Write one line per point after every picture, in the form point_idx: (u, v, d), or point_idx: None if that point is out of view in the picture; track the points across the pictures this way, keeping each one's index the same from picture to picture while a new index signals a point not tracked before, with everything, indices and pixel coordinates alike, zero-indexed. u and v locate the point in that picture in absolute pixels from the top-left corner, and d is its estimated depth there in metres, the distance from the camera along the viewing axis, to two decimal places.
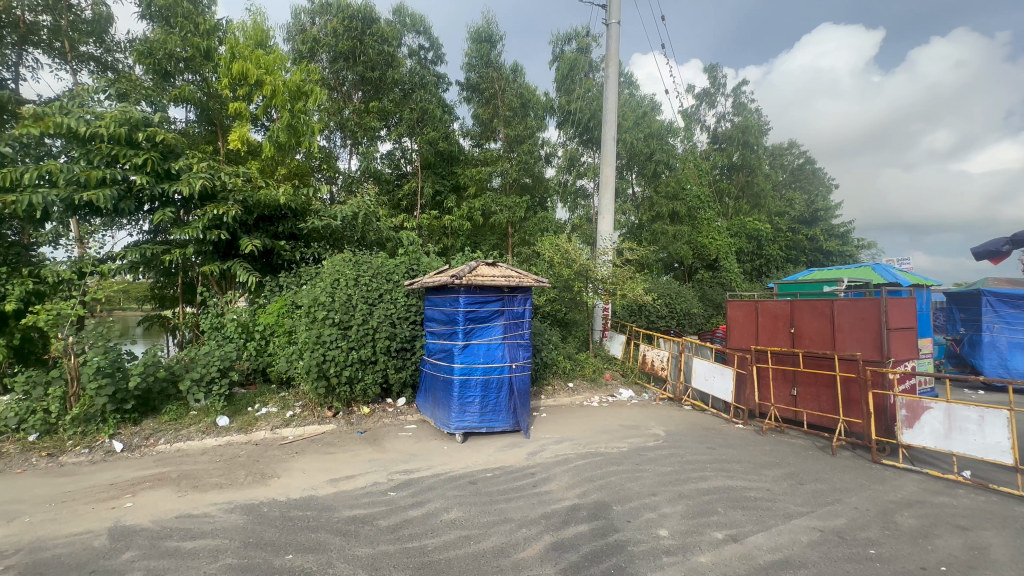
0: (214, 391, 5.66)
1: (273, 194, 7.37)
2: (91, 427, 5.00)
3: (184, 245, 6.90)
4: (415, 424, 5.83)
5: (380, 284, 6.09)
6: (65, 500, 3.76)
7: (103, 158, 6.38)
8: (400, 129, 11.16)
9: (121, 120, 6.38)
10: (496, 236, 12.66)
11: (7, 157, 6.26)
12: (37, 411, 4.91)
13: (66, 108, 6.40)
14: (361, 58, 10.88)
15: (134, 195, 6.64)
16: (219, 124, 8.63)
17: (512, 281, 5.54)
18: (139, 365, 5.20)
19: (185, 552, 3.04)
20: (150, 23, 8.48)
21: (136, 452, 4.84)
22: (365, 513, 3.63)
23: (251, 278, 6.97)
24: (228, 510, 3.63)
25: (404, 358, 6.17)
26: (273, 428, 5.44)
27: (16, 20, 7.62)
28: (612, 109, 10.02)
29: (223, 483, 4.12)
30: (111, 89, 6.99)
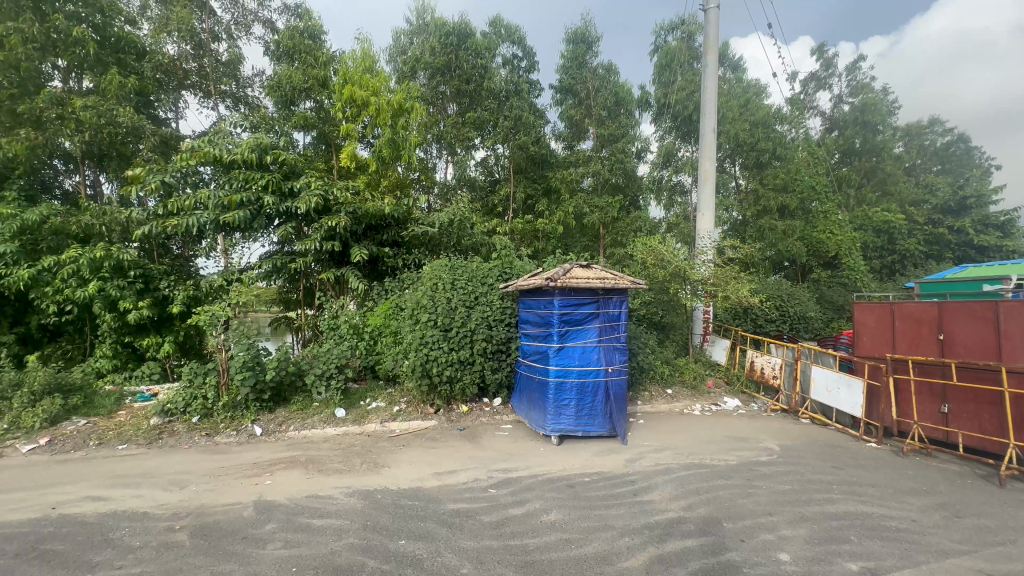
0: (333, 384, 6.27)
1: (379, 206, 8.00)
2: (237, 413, 5.79)
3: (305, 255, 7.70)
4: (511, 424, 5.95)
5: (475, 287, 6.32)
6: (220, 474, 4.40)
7: (242, 181, 7.37)
8: (494, 137, 11.59)
9: (254, 147, 7.38)
10: (587, 238, 12.54)
11: (172, 185, 7.50)
12: (198, 397, 5.75)
13: (215, 141, 7.55)
14: (456, 72, 11.41)
15: (265, 213, 7.59)
16: (332, 144, 9.54)
17: (608, 283, 5.44)
18: (273, 360, 5.94)
19: (314, 528, 3.40)
20: (278, 61, 9.70)
21: (272, 436, 5.52)
22: (468, 508, 3.77)
23: (361, 284, 7.66)
24: (348, 494, 4.00)
25: (500, 359, 6.31)
26: (383, 421, 5.88)
27: (176, 69, 9.16)
28: (713, 99, 9.42)
29: (342, 469, 4.53)
30: (247, 122, 8.10)
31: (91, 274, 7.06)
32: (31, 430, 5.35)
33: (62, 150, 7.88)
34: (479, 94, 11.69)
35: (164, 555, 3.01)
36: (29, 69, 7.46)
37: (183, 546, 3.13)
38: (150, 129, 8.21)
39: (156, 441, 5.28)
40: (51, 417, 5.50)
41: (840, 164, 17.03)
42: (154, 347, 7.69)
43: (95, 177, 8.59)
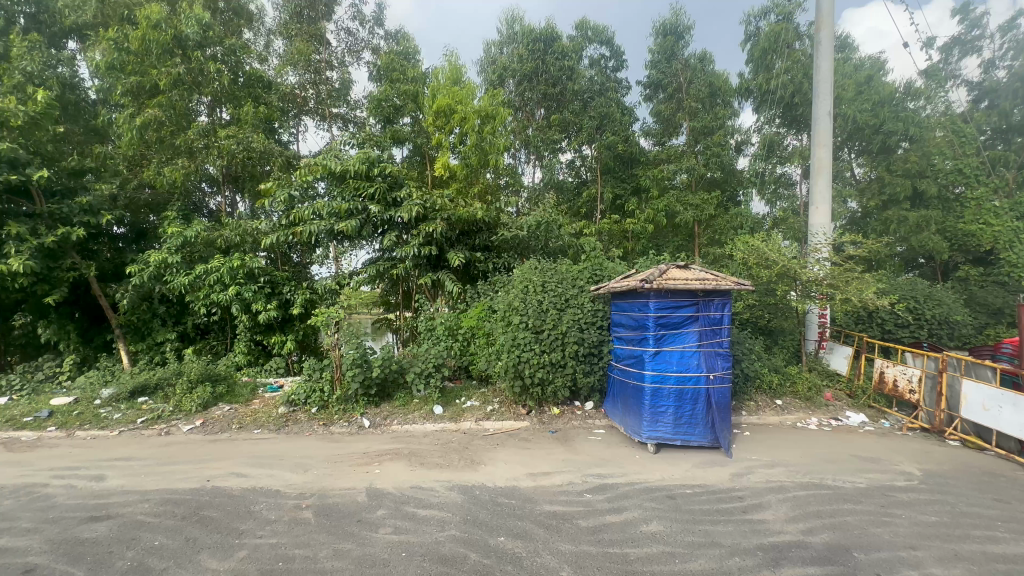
0: (431, 382, 6.60)
1: (471, 211, 8.32)
2: (349, 406, 6.33)
3: (405, 260, 8.22)
4: (604, 429, 5.83)
5: (566, 290, 6.28)
6: (337, 460, 4.84)
7: (351, 194, 8.06)
8: (581, 138, 11.54)
9: (362, 161, 8.05)
10: (679, 238, 11.93)
11: (293, 201, 8.44)
12: (317, 390, 6.38)
13: (328, 158, 8.38)
14: (542, 77, 11.54)
15: (370, 222, 8.22)
16: (426, 154, 9.99)
17: (708, 285, 5.11)
18: (379, 359, 6.41)
19: (420, 517, 3.60)
20: (379, 83, 10.52)
21: (378, 428, 5.95)
22: (565, 511, 3.76)
23: (456, 287, 8.00)
24: (448, 487, 4.19)
25: (592, 363, 6.19)
26: (477, 420, 6.07)
27: (297, 97, 10.39)
28: (826, 79, 8.49)
29: (442, 464, 4.76)
30: (355, 140, 8.88)
31: (230, 280, 8.16)
32: (189, 412, 6.31)
33: (209, 174, 9.22)
34: (566, 96, 11.72)
35: (294, 530, 3.38)
36: (184, 108, 8.82)
37: (309, 523, 3.49)
38: (277, 152, 9.35)
39: (284, 427, 5.96)
40: (203, 402, 6.45)
41: (993, 142, 14.43)
42: (280, 345, 8.70)
43: (233, 197, 9.93)
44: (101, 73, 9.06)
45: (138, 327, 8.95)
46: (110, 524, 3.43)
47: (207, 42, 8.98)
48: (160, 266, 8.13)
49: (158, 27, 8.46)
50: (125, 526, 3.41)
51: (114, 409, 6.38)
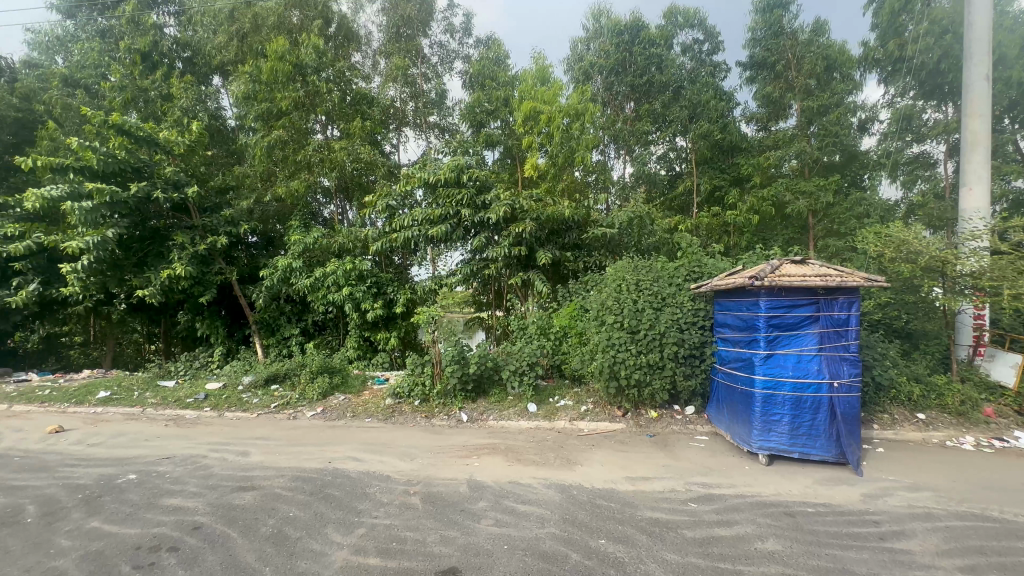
0: (525, 380, 6.68)
1: (561, 210, 8.28)
2: (448, 400, 6.64)
3: (497, 261, 8.43)
4: (707, 436, 5.49)
5: (663, 288, 6.01)
6: (439, 451, 5.10)
7: (446, 198, 8.42)
8: (673, 129, 10.96)
9: (453, 168, 8.38)
10: (790, 230, 10.83)
11: (394, 207, 9.05)
12: (419, 383, 6.78)
13: (424, 166, 8.87)
14: (631, 68, 11.19)
15: (464, 225, 8.51)
16: (515, 157, 10.14)
17: (831, 282, 4.58)
18: (475, 356, 6.65)
19: (520, 513, 3.66)
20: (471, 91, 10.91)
21: (475, 423, 6.16)
22: (668, 519, 3.60)
23: (546, 287, 8.01)
24: (546, 485, 4.21)
25: (693, 365, 5.85)
26: (571, 420, 6.03)
27: (397, 110, 11.17)
28: (981, 36, 7.18)
29: (538, 461, 4.81)
30: (448, 148, 9.27)
31: (344, 282, 8.99)
32: (311, 400, 7.06)
33: (323, 186, 10.23)
34: (657, 86, 11.26)
35: (404, 514, 3.62)
36: (303, 128, 9.87)
37: (417, 509, 3.72)
38: (379, 162, 10.10)
39: (391, 417, 6.42)
40: (322, 391, 7.19)
41: None
42: (384, 341, 9.41)
43: (344, 207, 10.89)
44: (239, 103, 10.45)
45: (269, 324, 10.20)
46: (255, 494, 3.95)
47: (322, 67, 9.95)
48: (286, 270, 9.22)
49: (282, 58, 9.56)
50: (266, 497, 3.89)
51: (253, 394, 7.35)
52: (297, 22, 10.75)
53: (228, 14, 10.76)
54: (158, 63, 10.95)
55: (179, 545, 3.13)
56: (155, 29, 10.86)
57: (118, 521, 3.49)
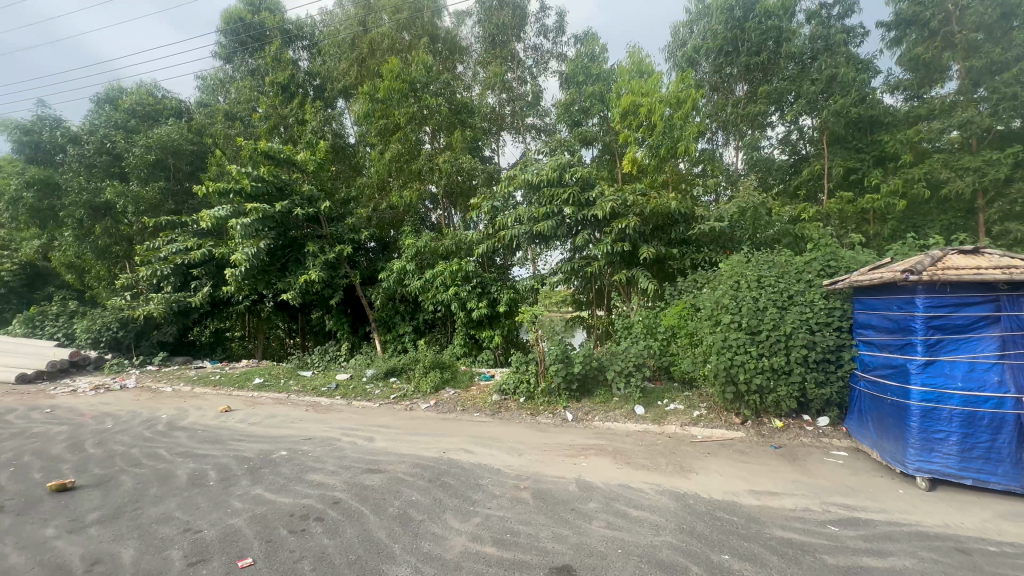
0: (632, 382, 6.47)
1: (667, 204, 7.87)
2: (553, 398, 6.68)
3: (600, 259, 8.26)
4: (846, 451, 4.85)
5: (788, 285, 5.42)
6: (546, 449, 5.16)
7: (548, 198, 8.43)
8: (797, 108, 9.83)
9: (555, 167, 8.36)
10: (951, 215, 9.00)
11: (498, 208, 9.32)
12: (523, 381, 6.92)
13: (525, 167, 8.99)
14: (743, 46, 10.30)
15: (567, 223, 8.47)
16: (615, 152, 9.79)
17: (1017, 275, 3.77)
18: (580, 355, 6.61)
19: (632, 517, 3.56)
20: (569, 89, 10.83)
21: (580, 422, 6.12)
22: (803, 540, 3.24)
23: (652, 284, 7.65)
24: (659, 491, 4.04)
25: (828, 372, 5.20)
26: (683, 425, 5.72)
27: (497, 115, 11.49)
28: None
29: (649, 466, 4.63)
30: (548, 147, 9.30)
31: (451, 282, 9.47)
32: (425, 393, 7.58)
33: (431, 193, 10.90)
34: (775, 63, 10.24)
35: (516, 507, 3.71)
36: (414, 139, 10.60)
37: (528, 504, 3.79)
38: (482, 167, 10.50)
39: (498, 413, 6.64)
40: (435, 385, 7.67)
41: None
42: (489, 339, 9.76)
43: (450, 211, 11.48)
44: (359, 121, 11.54)
45: (387, 322, 11.14)
46: (382, 476, 4.33)
47: (430, 80, 10.61)
48: (401, 272, 10.00)
49: (397, 77, 10.37)
50: (392, 480, 4.25)
51: (376, 385, 8.07)
52: (407, 41, 11.60)
53: (349, 43, 11.95)
54: (295, 93, 12.52)
55: (323, 517, 3.55)
56: (291, 64, 12.43)
57: (275, 490, 4.05)
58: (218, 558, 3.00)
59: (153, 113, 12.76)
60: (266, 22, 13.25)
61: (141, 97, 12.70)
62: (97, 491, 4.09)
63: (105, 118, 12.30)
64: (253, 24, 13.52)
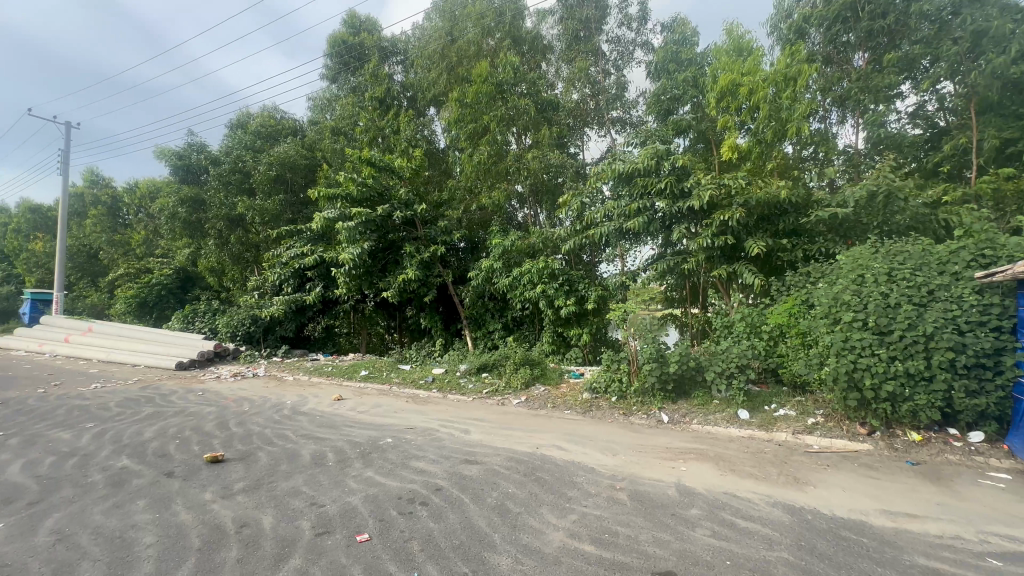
0: (734, 384, 6.05)
1: (775, 192, 7.21)
2: (646, 398, 6.46)
3: (696, 253, 7.81)
4: (1009, 474, 4.11)
5: (928, 279, 4.73)
6: (642, 450, 5.00)
7: (639, 191, 8.14)
8: (935, 75, 8.38)
9: (650, 157, 7.95)
10: None
11: (586, 204, 9.20)
12: (616, 380, 6.78)
13: (613, 161, 8.77)
14: (865, 9, 8.96)
15: (659, 217, 8.13)
16: (711, 139, 9.16)
17: None
18: (676, 354, 6.32)
19: (741, 528, 3.34)
20: (657, 76, 10.29)
21: (677, 425, 5.85)
22: (954, 572, 2.81)
23: (757, 280, 7.08)
24: (770, 503, 3.74)
25: (981, 379, 4.45)
26: (795, 432, 5.23)
27: (581, 111, 11.34)
28: None
29: (757, 475, 4.30)
30: (637, 138, 8.99)
31: (539, 280, 9.53)
32: (516, 388, 7.74)
33: (518, 193, 11.07)
34: (906, 25, 8.76)
35: (613, 507, 3.65)
36: (501, 141, 10.83)
37: (626, 505, 3.71)
38: (569, 164, 10.45)
39: (589, 411, 6.56)
40: (525, 381, 7.81)
41: None
42: (577, 337, 9.71)
43: (536, 209, 11.55)
44: (449, 128, 12.05)
45: (477, 319, 11.53)
46: (479, 467, 4.50)
47: (516, 82, 10.77)
48: (489, 270, 10.28)
49: (485, 81, 10.67)
50: (489, 472, 4.40)
51: (469, 379, 8.40)
52: (491, 47, 11.91)
53: (438, 53, 12.52)
54: (391, 105, 13.41)
55: (427, 501, 3.78)
56: (388, 79, 13.33)
57: (384, 474, 4.38)
58: (340, 531, 3.33)
59: (274, 133, 14.41)
60: (365, 42, 14.37)
61: (264, 120, 14.40)
62: (241, 464, 4.72)
63: (237, 140, 14.13)
64: (355, 46, 14.71)
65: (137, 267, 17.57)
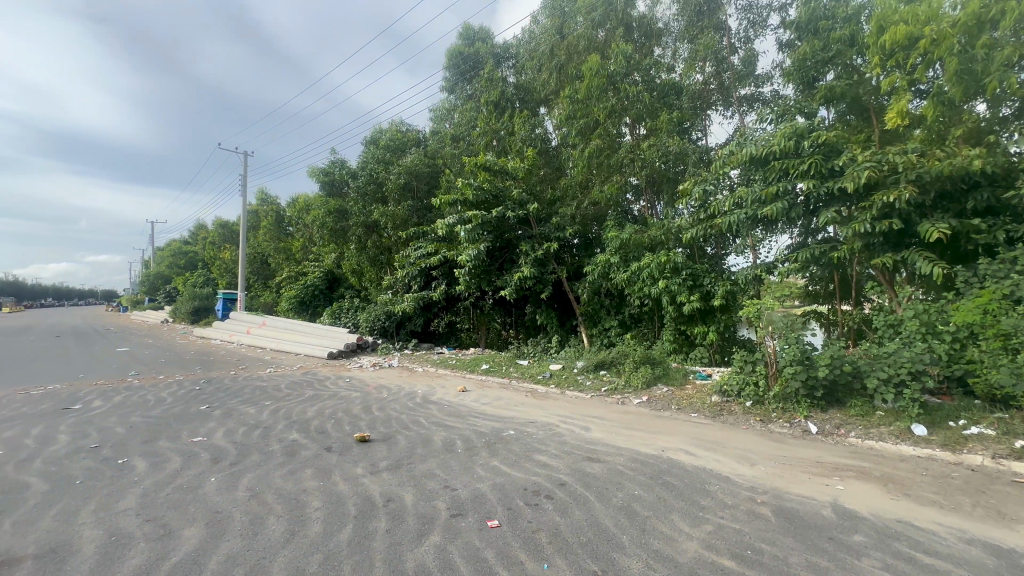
0: (906, 394, 5.14)
1: (962, 162, 5.88)
2: (789, 405, 5.78)
3: (850, 241, 6.78)
4: None
5: None
6: (786, 463, 4.48)
7: (776, 174, 7.28)
8: None
9: (788, 136, 7.05)
10: None
11: (712, 191, 8.48)
12: (750, 383, 6.20)
13: (744, 143, 7.94)
14: None
15: (801, 201, 7.21)
16: (870, 107, 7.79)
17: None
18: (826, 357, 5.58)
19: (924, 565, 2.81)
20: (794, 44, 9.10)
21: (828, 437, 5.13)
22: None
23: (935, 270, 5.87)
24: (963, 539, 3.09)
25: None
26: (997, 457, 4.25)
27: (704, 91, 10.46)
28: None
29: (942, 503, 3.58)
30: (771, 114, 8.04)
31: (659, 274, 9.05)
32: (637, 387, 7.47)
33: (633, 185, 10.64)
34: None
35: (755, 522, 3.33)
36: (615, 132, 10.49)
37: (769, 521, 3.35)
38: (690, 150, 9.74)
39: (719, 416, 6.05)
40: (647, 381, 7.50)
41: None
42: (702, 335, 9.12)
43: (654, 201, 11.02)
44: (561, 124, 12.03)
45: (593, 315, 11.39)
46: (602, 466, 4.43)
47: (629, 70, 10.37)
48: (606, 266, 10.08)
49: (597, 73, 10.42)
50: (612, 471, 4.30)
51: (586, 376, 8.32)
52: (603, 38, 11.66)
53: (549, 52, 12.55)
54: (505, 108, 13.85)
55: (552, 495, 3.82)
56: (502, 82, 13.71)
57: (509, 464, 4.54)
58: (472, 515, 3.52)
59: (401, 145, 15.77)
60: (480, 51, 15.06)
61: (393, 134, 15.84)
62: (384, 445, 5.26)
63: (371, 155, 15.74)
64: (470, 56, 15.48)
65: (297, 270, 20.60)
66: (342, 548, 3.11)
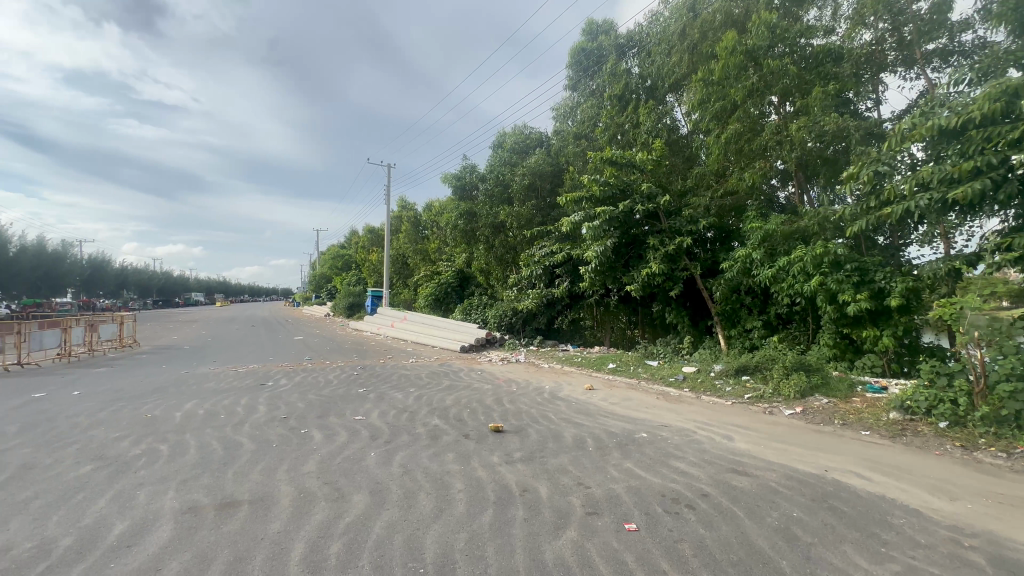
0: None
1: None
2: (1004, 431, 4.65)
3: None
4: None
5: None
6: (1005, 502, 3.59)
7: (977, 145, 5.87)
8: None
9: (994, 98, 5.63)
10: None
11: (885, 173, 7.15)
12: (945, 401, 5.12)
13: (929, 112, 6.56)
14: None
15: (1017, 177, 5.71)
16: None
17: None
18: None
19: None
20: None
21: None
22: None
23: None
24: None
25: None
26: None
27: (874, 54, 8.84)
28: None
29: None
30: (970, 73, 6.50)
31: (814, 270, 7.93)
32: (789, 397, 6.64)
33: (780, 170, 9.48)
34: None
35: (960, 570, 2.72)
36: (757, 114, 9.43)
37: (982, 571, 2.72)
38: (855, 126, 8.35)
39: (900, 437, 5.08)
40: (801, 391, 6.63)
41: None
42: (872, 340, 7.77)
43: (806, 186, 9.68)
44: (692, 110, 11.19)
45: (731, 315, 10.46)
46: (751, 481, 4.02)
47: (774, 41, 9.23)
48: (747, 260, 9.14)
49: (733, 51, 9.46)
50: (764, 487, 3.88)
51: (726, 382, 7.65)
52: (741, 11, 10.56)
53: (678, 35, 11.78)
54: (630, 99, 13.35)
55: (694, 505, 3.58)
56: (626, 73, 13.22)
57: (644, 468, 4.37)
58: (608, 515, 3.47)
59: (525, 147, 16.19)
60: (603, 44, 14.77)
61: (517, 137, 16.33)
62: (517, 437, 5.46)
63: (497, 159, 16.43)
64: (593, 51, 15.20)
65: (432, 270, 22.46)
66: (485, 530, 3.29)
